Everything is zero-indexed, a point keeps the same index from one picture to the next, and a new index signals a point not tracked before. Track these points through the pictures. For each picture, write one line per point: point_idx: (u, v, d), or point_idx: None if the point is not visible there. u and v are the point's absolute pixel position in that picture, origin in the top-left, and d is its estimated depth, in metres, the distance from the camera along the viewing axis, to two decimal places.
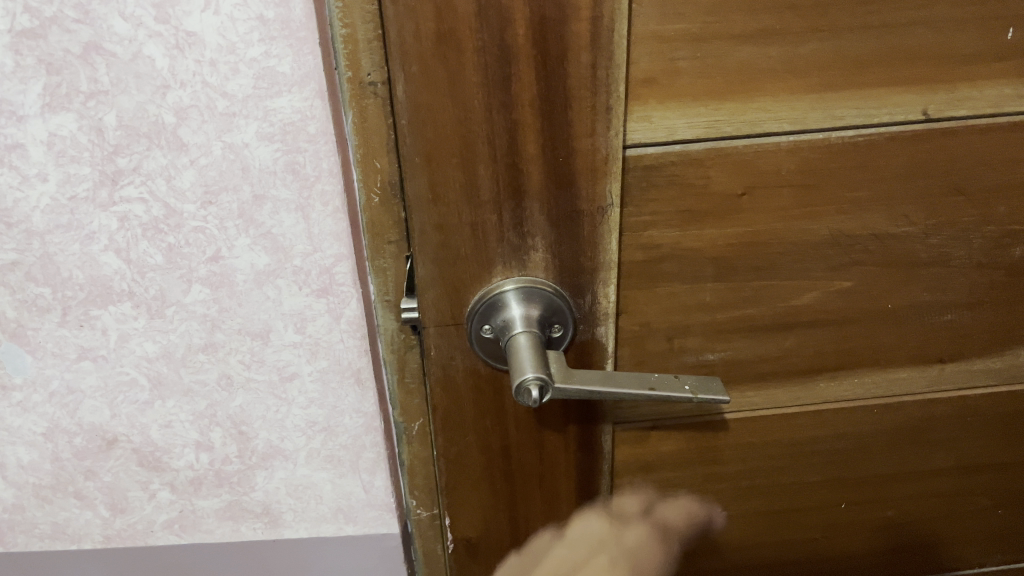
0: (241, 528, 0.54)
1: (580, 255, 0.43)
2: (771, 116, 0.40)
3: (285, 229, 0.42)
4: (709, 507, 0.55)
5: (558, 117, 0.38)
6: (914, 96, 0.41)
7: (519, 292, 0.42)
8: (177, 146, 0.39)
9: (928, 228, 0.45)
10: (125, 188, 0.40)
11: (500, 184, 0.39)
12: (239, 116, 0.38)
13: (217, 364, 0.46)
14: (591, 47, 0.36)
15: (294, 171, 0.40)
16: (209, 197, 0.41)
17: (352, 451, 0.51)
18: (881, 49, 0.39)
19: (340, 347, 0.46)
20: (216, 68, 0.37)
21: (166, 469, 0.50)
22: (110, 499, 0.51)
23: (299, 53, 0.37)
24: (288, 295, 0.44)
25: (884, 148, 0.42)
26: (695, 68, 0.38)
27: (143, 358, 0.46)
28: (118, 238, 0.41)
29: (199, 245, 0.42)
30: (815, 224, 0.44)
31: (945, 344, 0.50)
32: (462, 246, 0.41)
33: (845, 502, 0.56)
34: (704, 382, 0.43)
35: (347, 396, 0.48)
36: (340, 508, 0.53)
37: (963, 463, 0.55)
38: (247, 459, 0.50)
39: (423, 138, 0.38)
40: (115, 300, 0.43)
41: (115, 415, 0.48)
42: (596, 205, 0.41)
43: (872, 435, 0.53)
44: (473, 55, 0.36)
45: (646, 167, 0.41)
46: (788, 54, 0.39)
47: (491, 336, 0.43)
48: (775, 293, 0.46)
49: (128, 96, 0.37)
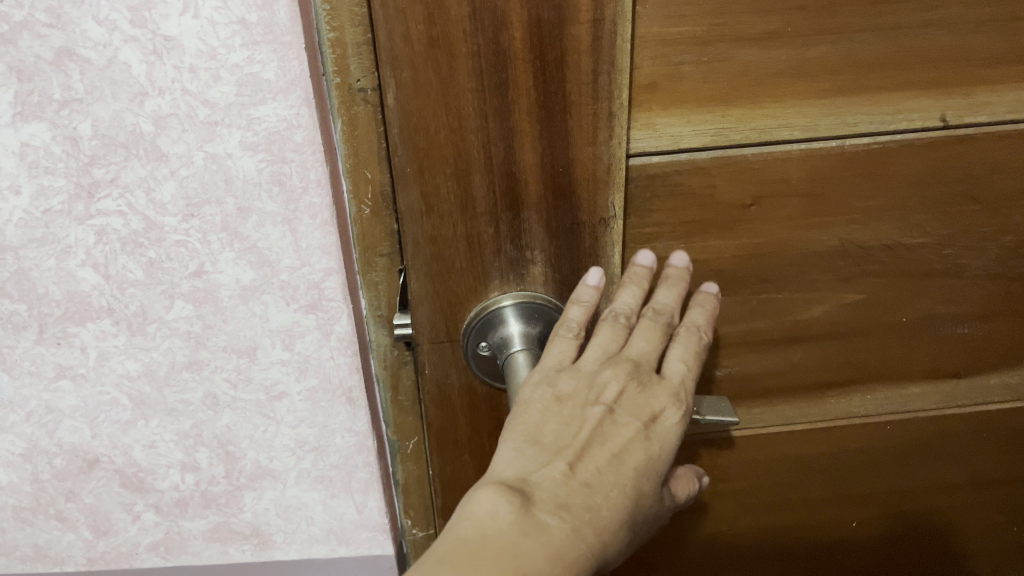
0: (229, 549, 0.52)
1: (581, 268, 0.40)
2: (781, 123, 0.38)
3: (271, 243, 0.40)
4: (714, 525, 0.53)
5: (558, 124, 0.36)
6: (931, 101, 0.39)
7: (517, 308, 0.40)
8: (156, 156, 0.37)
9: (943, 238, 0.43)
10: (102, 201, 0.38)
11: (496, 195, 0.37)
12: (222, 125, 0.36)
13: (202, 383, 0.44)
14: (591, 51, 0.34)
15: (280, 182, 0.38)
16: (191, 210, 0.39)
17: (344, 472, 0.48)
18: (897, 51, 0.37)
19: (330, 364, 0.44)
20: (196, 75, 0.35)
21: (151, 490, 0.48)
22: (93, 521, 0.49)
23: (283, 59, 0.35)
24: (275, 311, 0.42)
25: (898, 155, 0.40)
26: (701, 72, 0.37)
27: (124, 377, 0.44)
28: (95, 252, 0.39)
29: (182, 259, 0.40)
30: (825, 234, 0.42)
31: (960, 357, 0.48)
32: (456, 259, 0.39)
33: (855, 520, 0.54)
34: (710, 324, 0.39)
35: (338, 415, 0.46)
36: (332, 530, 0.51)
37: (978, 479, 0.53)
38: (234, 480, 0.48)
39: (415, 147, 0.36)
40: (93, 317, 0.41)
41: (96, 435, 0.46)
42: (597, 217, 0.39)
43: (882, 449, 0.51)
44: (467, 59, 0.34)
45: (650, 176, 0.39)
46: (799, 57, 0.37)
47: (488, 353, 0.41)
48: (783, 306, 0.44)
49: (103, 104, 0.35)
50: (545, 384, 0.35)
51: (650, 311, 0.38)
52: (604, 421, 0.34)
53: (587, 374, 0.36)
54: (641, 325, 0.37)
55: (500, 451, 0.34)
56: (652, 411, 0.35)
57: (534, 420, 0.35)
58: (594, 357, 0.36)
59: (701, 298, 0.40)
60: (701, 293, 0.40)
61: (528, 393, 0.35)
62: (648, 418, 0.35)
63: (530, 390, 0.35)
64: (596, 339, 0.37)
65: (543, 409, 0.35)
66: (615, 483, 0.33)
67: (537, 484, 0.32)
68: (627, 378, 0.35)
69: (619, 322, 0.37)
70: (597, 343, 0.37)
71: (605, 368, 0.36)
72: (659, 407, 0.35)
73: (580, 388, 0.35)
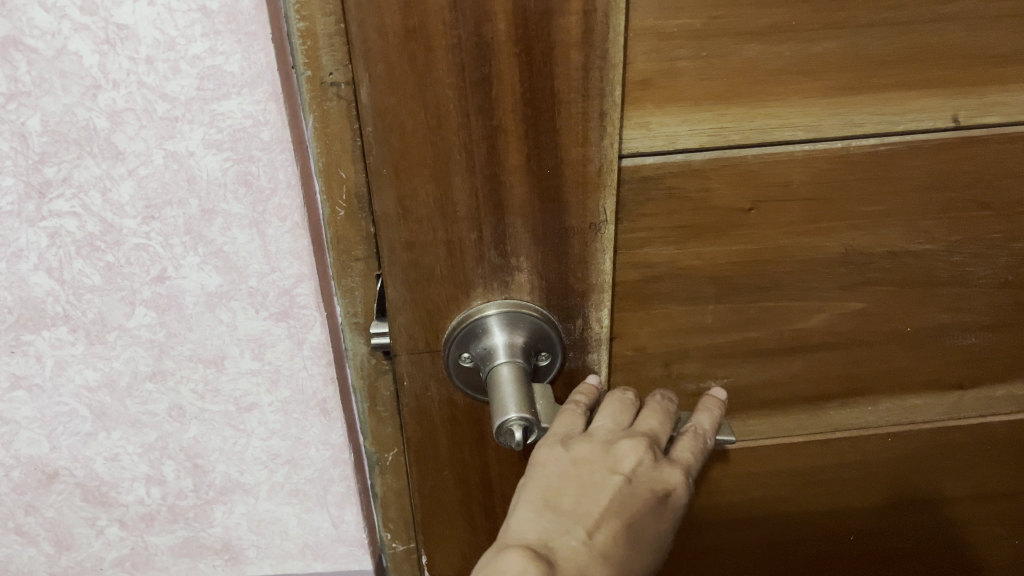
0: (199, 565, 0.49)
1: (569, 276, 0.38)
2: (783, 122, 0.36)
3: (238, 247, 0.37)
4: (706, 540, 0.51)
5: (545, 124, 0.33)
6: (942, 100, 0.36)
7: (501, 318, 0.38)
8: (112, 154, 0.34)
9: (952, 245, 0.41)
10: (55, 201, 0.35)
11: (479, 198, 0.35)
12: (182, 121, 0.34)
13: (167, 394, 0.42)
14: (582, 45, 0.32)
15: (246, 182, 0.35)
16: (151, 212, 0.36)
17: (319, 485, 0.46)
18: (907, 47, 0.35)
19: (303, 374, 0.42)
20: (153, 67, 0.32)
21: (114, 504, 0.46)
22: (54, 536, 0.47)
23: (249, 50, 0.32)
24: (243, 319, 0.39)
25: (906, 157, 0.38)
26: (698, 69, 0.34)
27: (83, 387, 0.41)
28: (49, 256, 0.37)
29: (142, 264, 0.37)
30: (828, 241, 0.40)
31: (965, 368, 0.46)
32: (436, 266, 0.37)
33: (852, 535, 0.52)
34: (718, 420, 0.40)
35: (312, 427, 0.44)
36: (307, 544, 0.49)
37: (980, 492, 0.51)
38: (203, 494, 0.46)
39: (391, 147, 0.33)
40: (49, 324, 0.39)
41: (55, 447, 0.43)
42: (587, 222, 0.37)
43: (881, 463, 0.49)
44: (446, 53, 0.31)
45: (644, 177, 0.37)
46: (803, 54, 0.34)
47: (470, 365, 0.39)
48: (782, 315, 0.42)
49: (53, 97, 0.33)
50: (562, 449, 0.35)
51: (654, 405, 0.39)
52: (620, 491, 0.34)
53: (603, 443, 0.36)
54: (649, 412, 0.39)
55: (518, 510, 0.34)
56: (665, 485, 0.36)
57: (553, 483, 0.35)
58: (606, 429, 0.37)
59: (709, 403, 0.41)
60: (709, 398, 0.41)
61: (544, 455, 0.35)
62: (660, 491, 0.35)
63: (547, 453, 0.35)
64: (603, 416, 0.38)
65: (561, 472, 0.35)
66: (623, 553, 0.34)
67: (557, 549, 0.33)
68: (645, 447, 0.35)
69: (626, 403, 0.38)
70: (607, 419, 0.37)
71: (623, 440, 0.36)
72: (672, 481, 0.36)
73: (598, 454, 0.35)
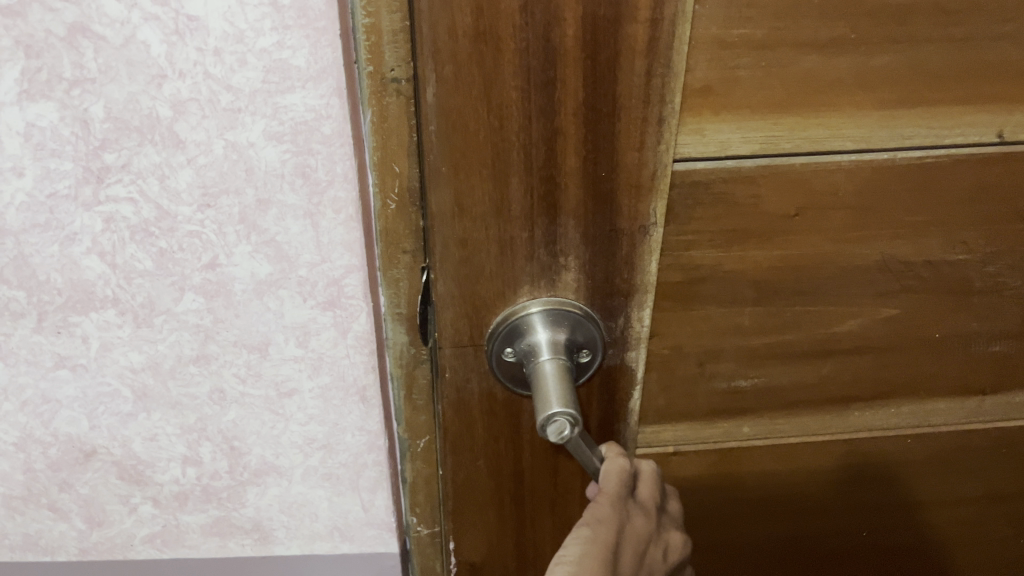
0: (228, 543, 0.50)
1: (615, 276, 0.39)
2: (835, 133, 0.36)
3: (291, 236, 0.37)
4: (726, 532, 0.52)
5: (605, 127, 0.34)
6: (990, 116, 0.37)
7: (545, 315, 0.39)
8: (173, 143, 0.34)
9: (987, 256, 0.42)
10: (112, 186, 0.36)
11: (533, 198, 0.36)
12: (245, 113, 0.34)
13: (210, 377, 0.42)
14: (647, 52, 0.33)
15: (304, 174, 0.36)
16: (207, 200, 0.36)
17: (352, 470, 0.47)
18: (960, 64, 0.35)
19: (345, 362, 0.42)
20: (221, 58, 0.33)
21: (149, 483, 0.46)
22: (87, 512, 0.47)
23: (316, 45, 0.32)
24: (291, 307, 0.40)
25: (949, 170, 0.39)
26: (757, 79, 0.34)
27: (127, 368, 0.41)
28: (103, 240, 0.37)
29: (194, 251, 0.38)
30: (868, 248, 0.40)
31: (988, 374, 0.47)
32: (487, 262, 0.38)
33: (866, 530, 0.54)
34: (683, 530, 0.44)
35: (350, 413, 0.44)
36: (336, 526, 0.50)
37: (991, 493, 0.53)
38: (238, 475, 0.46)
39: (451, 146, 0.34)
40: (97, 307, 0.39)
41: (94, 427, 0.44)
42: (637, 224, 0.37)
43: (901, 464, 0.50)
44: (514, 55, 0.32)
45: (694, 182, 0.37)
46: (860, 66, 0.35)
47: (513, 360, 0.40)
48: (818, 319, 0.42)
49: (118, 85, 0.33)
50: (626, 519, 0.37)
51: (671, 508, 0.43)
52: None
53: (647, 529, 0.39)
54: (667, 514, 0.42)
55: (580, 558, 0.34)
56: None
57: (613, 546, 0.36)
58: (648, 505, 0.40)
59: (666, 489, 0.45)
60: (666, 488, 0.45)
61: (616, 519, 0.37)
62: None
63: (617, 517, 0.37)
64: (645, 492, 0.40)
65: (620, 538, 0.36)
66: None
67: None
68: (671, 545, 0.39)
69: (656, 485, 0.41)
70: (648, 499, 0.40)
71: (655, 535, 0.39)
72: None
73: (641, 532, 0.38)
